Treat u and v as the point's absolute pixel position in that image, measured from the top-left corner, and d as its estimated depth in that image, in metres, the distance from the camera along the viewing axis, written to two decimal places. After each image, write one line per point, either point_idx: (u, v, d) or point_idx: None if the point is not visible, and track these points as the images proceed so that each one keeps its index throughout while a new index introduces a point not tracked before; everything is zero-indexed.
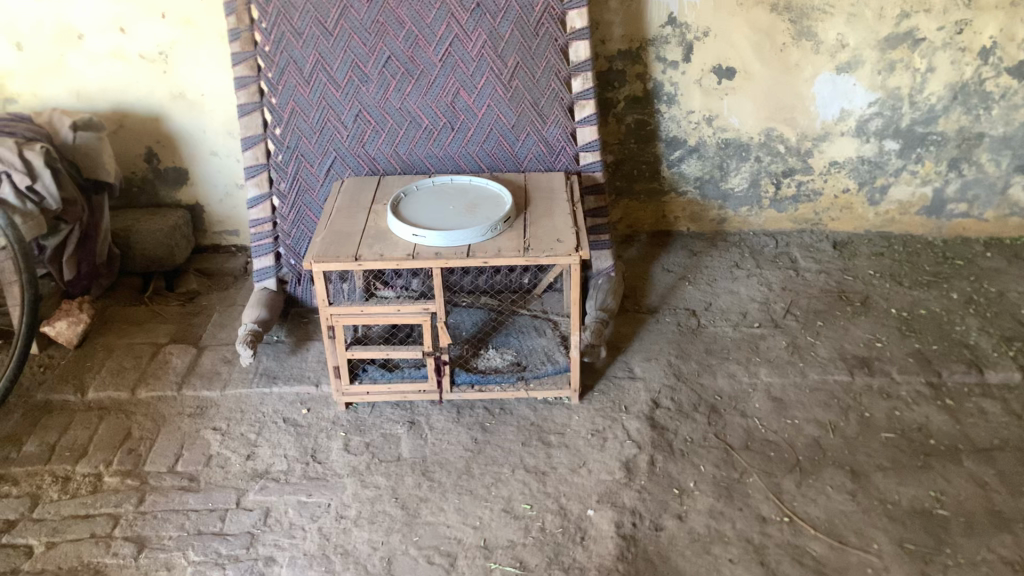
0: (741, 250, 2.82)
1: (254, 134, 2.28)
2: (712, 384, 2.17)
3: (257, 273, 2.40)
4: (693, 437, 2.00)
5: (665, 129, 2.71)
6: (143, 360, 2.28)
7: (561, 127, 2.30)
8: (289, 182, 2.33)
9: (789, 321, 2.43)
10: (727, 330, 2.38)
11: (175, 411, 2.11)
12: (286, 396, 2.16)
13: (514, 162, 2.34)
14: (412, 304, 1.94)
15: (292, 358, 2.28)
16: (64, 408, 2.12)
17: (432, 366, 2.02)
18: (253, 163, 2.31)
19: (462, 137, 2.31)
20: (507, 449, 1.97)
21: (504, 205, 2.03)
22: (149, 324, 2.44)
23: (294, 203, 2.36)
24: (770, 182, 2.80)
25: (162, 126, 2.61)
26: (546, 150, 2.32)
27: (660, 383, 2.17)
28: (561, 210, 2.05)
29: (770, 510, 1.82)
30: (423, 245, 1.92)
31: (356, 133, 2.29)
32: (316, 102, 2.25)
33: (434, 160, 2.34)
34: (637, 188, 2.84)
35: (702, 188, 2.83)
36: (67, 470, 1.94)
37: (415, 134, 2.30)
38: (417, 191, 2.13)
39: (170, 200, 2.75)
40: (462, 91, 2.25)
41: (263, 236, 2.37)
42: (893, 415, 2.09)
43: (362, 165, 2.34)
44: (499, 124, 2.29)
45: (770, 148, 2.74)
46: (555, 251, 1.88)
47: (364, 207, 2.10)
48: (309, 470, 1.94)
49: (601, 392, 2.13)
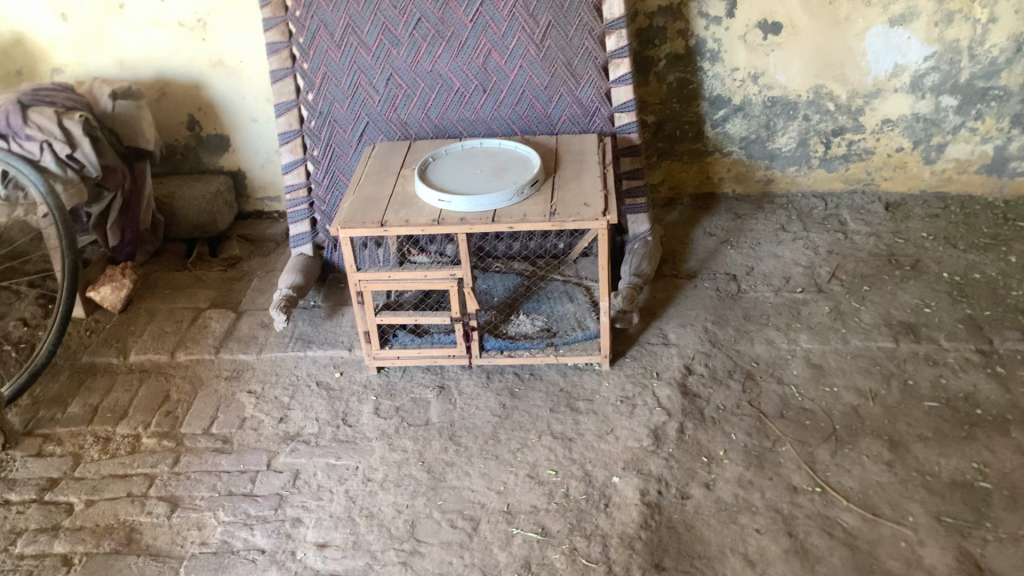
0: (789, 212, 2.71)
1: (287, 100, 2.29)
2: (748, 351, 2.11)
3: (294, 239, 2.42)
4: (726, 404, 1.95)
5: (708, 87, 2.62)
6: (183, 324, 2.32)
7: (595, 87, 2.25)
8: (322, 148, 2.34)
9: (834, 286, 2.33)
10: (768, 295, 2.30)
11: (212, 374, 2.16)
12: (319, 359, 2.17)
13: (547, 125, 2.30)
14: (439, 270, 1.95)
15: (327, 323, 2.30)
16: (108, 370, 2.19)
17: (461, 332, 2.02)
18: (286, 129, 2.32)
19: (495, 99, 2.28)
20: (535, 414, 1.95)
21: (531, 168, 2.00)
22: (190, 289, 2.49)
23: (328, 169, 2.36)
24: (819, 141, 2.69)
25: (202, 94, 2.64)
26: (580, 112, 2.28)
27: (694, 349, 2.11)
28: (591, 173, 2.01)
29: (802, 480, 1.77)
30: (449, 210, 1.91)
31: (387, 97, 2.28)
32: (348, 67, 2.24)
33: (466, 124, 2.32)
34: (680, 149, 2.75)
35: (748, 148, 2.72)
36: (107, 431, 2.00)
37: (447, 98, 2.28)
38: (446, 156, 2.11)
39: (212, 167, 2.79)
40: (494, 52, 2.22)
41: (299, 202, 2.39)
42: (939, 382, 2.01)
43: (394, 130, 2.33)
44: (532, 86, 2.25)
45: (819, 106, 2.63)
46: (582, 216, 1.86)
47: (394, 172, 2.09)
48: (339, 434, 1.96)
49: (632, 358, 2.09)
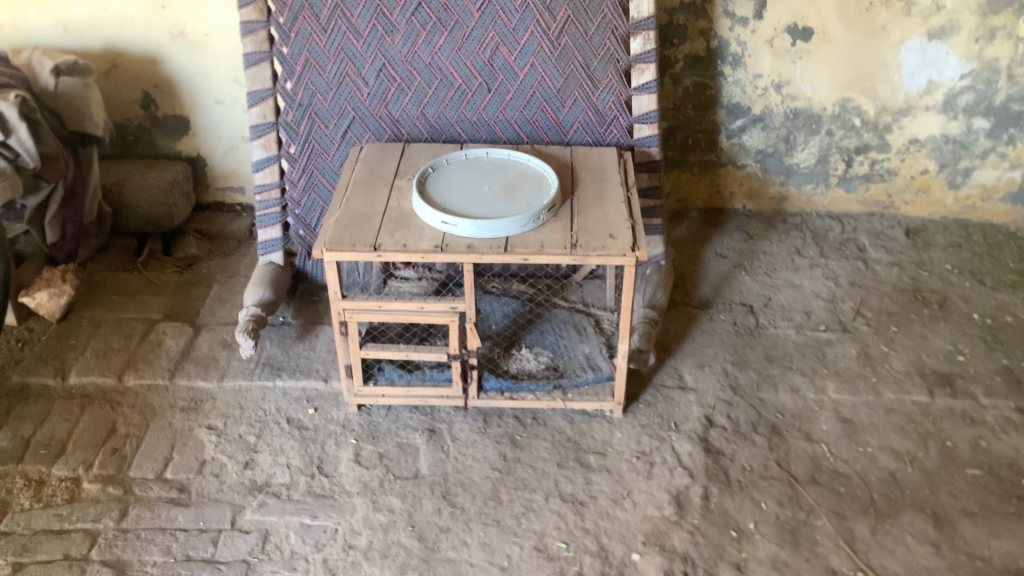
0: (804, 234, 2.50)
1: (262, 88, 1.99)
2: (772, 400, 1.90)
3: (262, 246, 2.13)
4: (753, 465, 1.74)
5: (727, 94, 2.39)
6: (132, 340, 2.03)
7: (614, 94, 2.00)
8: (300, 145, 2.05)
9: (860, 325, 2.13)
10: (789, 333, 2.09)
11: (166, 404, 1.88)
12: (291, 392, 1.91)
13: (557, 132, 2.05)
14: (438, 303, 1.69)
15: (299, 346, 2.02)
16: (42, 394, 1.89)
17: (459, 370, 1.77)
18: (260, 121, 2.02)
19: (500, 100, 2.01)
20: (540, 470, 1.72)
21: (547, 189, 1.75)
22: (141, 295, 2.19)
23: (305, 168, 2.07)
24: (841, 158, 2.48)
25: (160, 69, 2.33)
26: (595, 119, 2.03)
27: (714, 397, 1.89)
28: (614, 196, 1.77)
29: (842, 563, 1.56)
30: (454, 234, 1.66)
31: (378, 91, 2.00)
32: (334, 54, 1.95)
33: (466, 125, 2.05)
34: (691, 159, 2.52)
35: (764, 162, 2.50)
36: (41, 473, 1.72)
37: (446, 95, 2.01)
38: (447, 166, 1.84)
39: (168, 151, 2.48)
40: (503, 47, 1.95)
41: (270, 204, 2.10)
42: (979, 445, 1.81)
43: (384, 129, 2.05)
44: (543, 87, 2.00)
45: (844, 121, 2.42)
46: (609, 249, 1.62)
47: (386, 182, 1.82)
48: (314, 486, 1.70)
49: (647, 404, 1.86)
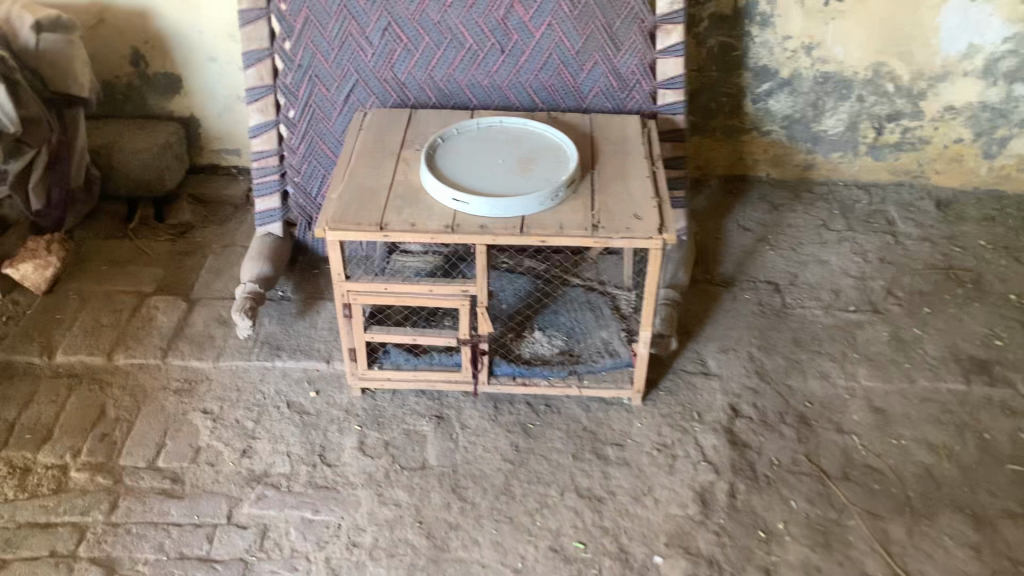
0: (830, 205, 2.37)
1: (259, 48, 1.85)
2: (801, 387, 1.80)
3: (260, 216, 2.00)
4: (781, 459, 1.65)
5: (753, 56, 2.25)
6: (122, 315, 1.92)
7: (637, 57, 1.86)
8: (299, 109, 1.91)
9: (891, 306, 2.02)
10: (817, 314, 1.99)
11: (159, 385, 1.78)
12: (290, 373, 1.80)
13: (574, 97, 1.92)
14: (448, 285, 1.58)
15: (299, 323, 1.91)
16: (27, 373, 1.79)
17: (469, 355, 1.66)
18: (256, 84, 1.89)
19: (514, 63, 1.88)
20: (555, 462, 1.62)
21: (566, 163, 1.64)
22: (132, 266, 2.08)
23: (304, 134, 1.94)
24: (871, 126, 2.35)
25: (151, 24, 2.20)
26: (616, 84, 1.89)
27: (739, 384, 1.79)
28: (638, 171, 1.66)
29: (876, 567, 1.47)
30: (466, 213, 1.55)
31: (383, 52, 1.87)
32: (336, 11, 1.82)
33: (476, 89, 1.92)
34: (714, 125, 2.37)
35: (790, 128, 2.36)
36: (25, 460, 1.62)
37: (455, 56, 1.88)
38: (458, 135, 1.72)
39: (160, 110, 2.34)
40: (518, 5, 1.81)
41: (267, 172, 1.97)
42: (1018, 438, 1.70)
43: (389, 93, 1.92)
44: (560, 49, 1.86)
45: (876, 87, 2.28)
46: (633, 231, 1.51)
47: (393, 154, 1.70)
48: (316, 477, 1.60)
49: (668, 392, 1.76)
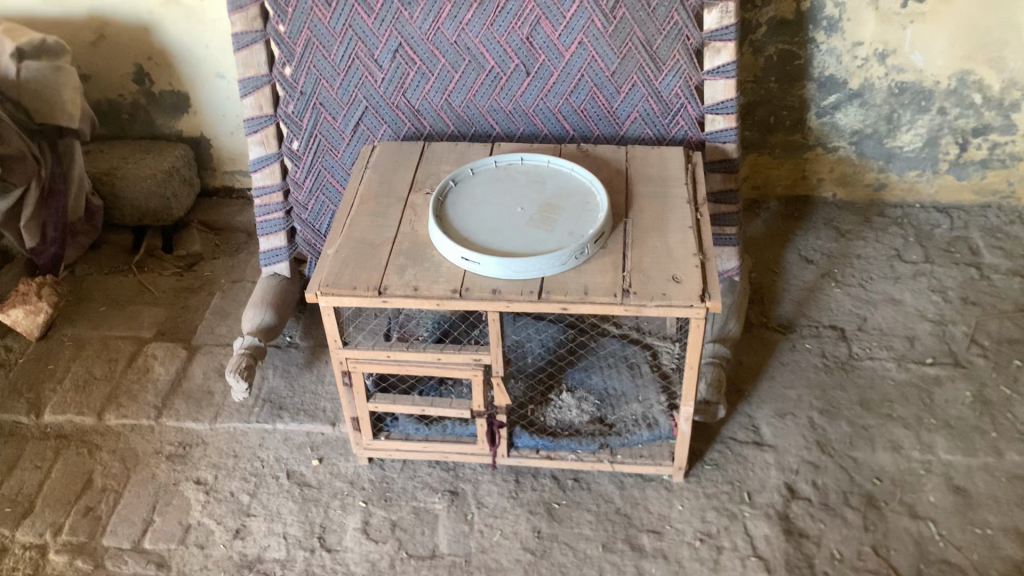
0: (905, 231, 2.10)
1: (257, 75, 1.67)
2: (869, 461, 1.57)
3: (264, 256, 1.83)
4: (844, 553, 1.42)
5: (819, 66, 1.98)
6: (117, 367, 1.78)
7: (681, 78, 1.63)
8: (304, 140, 1.73)
9: (976, 358, 1.76)
10: (889, 367, 1.75)
11: (151, 449, 1.62)
12: (292, 437, 1.63)
13: (609, 123, 1.70)
14: (458, 354, 1.38)
15: (305, 377, 1.74)
16: (13, 434, 1.65)
17: (484, 428, 1.47)
18: (256, 114, 1.70)
19: (541, 85, 1.67)
20: (581, 553, 1.43)
21: (594, 212, 1.42)
22: (133, 307, 1.93)
23: (311, 167, 1.76)
24: (953, 141, 2.07)
25: (153, 41, 2.03)
26: (657, 108, 1.67)
27: (797, 458, 1.57)
28: (679, 219, 1.43)
29: None
30: (478, 273, 1.35)
31: (394, 76, 1.68)
32: (341, 32, 1.62)
33: (499, 115, 1.71)
34: (772, 141, 2.12)
35: (860, 145, 2.10)
36: (2, 539, 1.49)
37: (475, 80, 1.67)
38: (473, 177, 1.52)
39: (169, 131, 2.19)
40: (544, 22, 1.59)
41: (271, 209, 1.79)
42: None
43: (402, 120, 1.73)
44: (593, 69, 1.64)
45: (960, 98, 2.00)
46: (669, 296, 1.29)
47: (400, 198, 1.51)
48: (313, 564, 1.43)
49: (714, 466, 1.56)
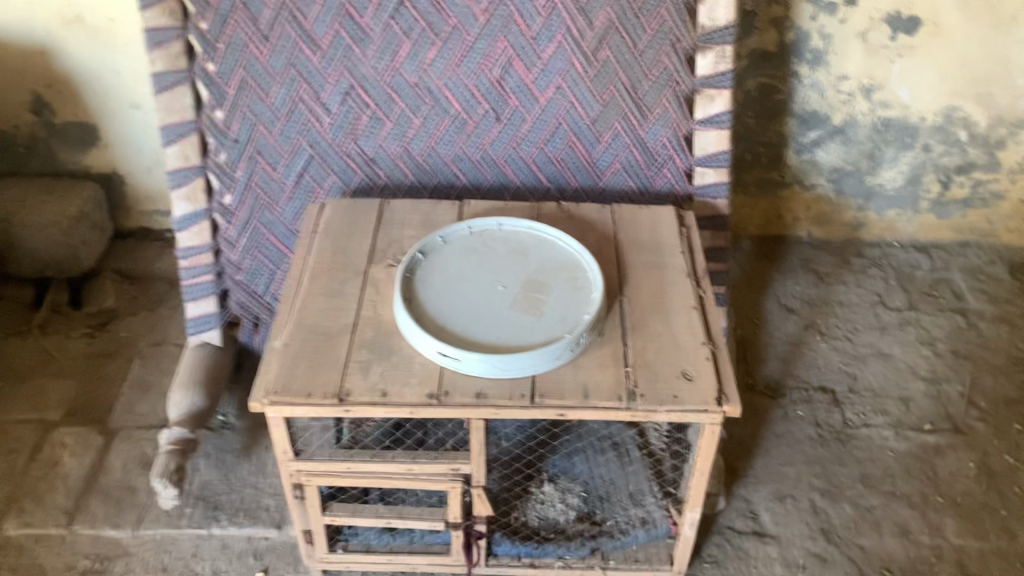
0: (887, 274, 1.98)
1: (182, 121, 1.41)
2: (877, 550, 1.44)
3: (192, 323, 1.58)
4: None
5: (801, 100, 1.83)
6: (19, 461, 1.52)
7: (669, 127, 1.45)
8: (238, 194, 1.49)
9: (975, 423, 1.65)
10: (887, 436, 1.62)
11: (62, 565, 1.38)
12: (232, 545, 1.41)
13: (588, 175, 1.51)
14: (433, 464, 1.19)
15: (244, 468, 1.52)
16: None
17: (461, 539, 1.28)
18: (181, 165, 1.45)
19: (513, 133, 1.47)
20: None
21: (586, 291, 1.23)
22: (37, 382, 1.67)
23: (246, 225, 1.52)
24: (936, 178, 1.94)
25: (54, 66, 1.76)
26: (642, 159, 1.49)
27: (802, 550, 1.43)
28: (682, 297, 1.26)
29: None
30: (457, 371, 1.15)
31: (344, 121, 1.45)
32: (281, 72, 1.39)
33: (465, 165, 1.50)
34: (748, 178, 1.96)
35: (840, 182, 1.95)
36: None
37: (438, 126, 1.46)
38: (444, 246, 1.30)
39: (73, 166, 1.91)
40: (518, 62, 1.40)
41: (199, 272, 1.54)
42: None
43: (353, 170, 1.50)
44: (572, 116, 1.45)
45: (945, 134, 1.87)
46: (682, 399, 1.12)
47: (358, 272, 1.29)
48: None
49: (713, 564, 1.41)
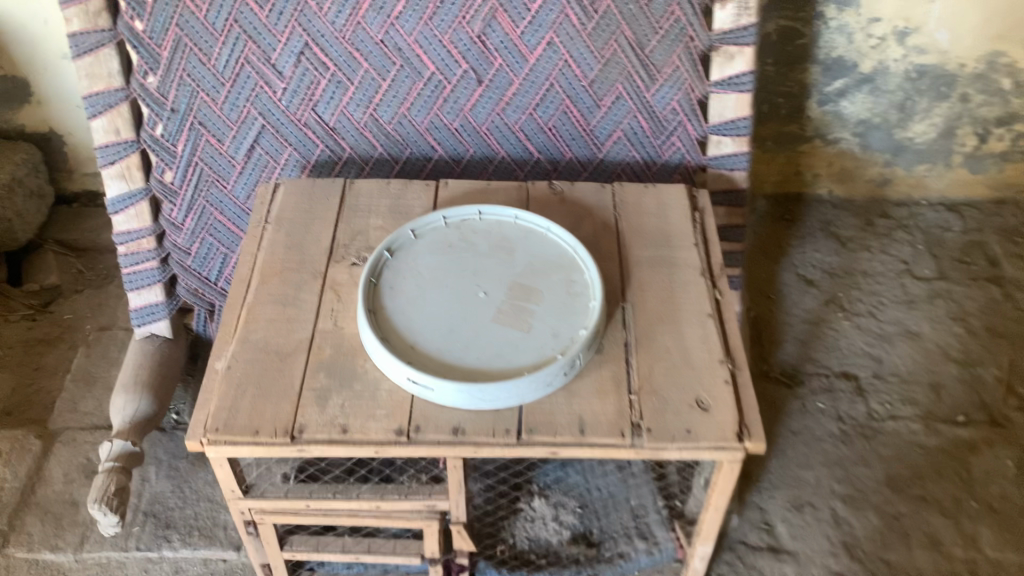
0: (914, 238, 1.79)
1: (109, 89, 1.20)
2: (906, 566, 1.29)
3: (136, 314, 1.40)
4: None
5: (826, 45, 1.60)
6: None
7: (680, 90, 1.24)
8: (181, 171, 1.29)
9: (1014, 413, 1.49)
10: (915, 431, 1.46)
11: None
12: (185, 570, 1.26)
13: (584, 144, 1.31)
14: (406, 503, 1.03)
15: (200, 477, 1.36)
16: None
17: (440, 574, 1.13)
18: (112, 139, 1.24)
19: (497, 97, 1.26)
20: None
21: (583, 299, 1.05)
22: None
23: (191, 205, 1.32)
24: (973, 132, 1.73)
25: None
26: (647, 126, 1.28)
27: (823, 569, 1.28)
28: (695, 302, 1.07)
29: None
30: (429, 401, 0.97)
31: (299, 86, 1.24)
32: (223, 30, 1.17)
33: (442, 134, 1.30)
34: (763, 132, 1.75)
35: (866, 136, 1.74)
36: None
37: (409, 90, 1.25)
38: (415, 242, 1.11)
39: (5, 126, 1.70)
40: (502, 15, 1.18)
41: (140, 258, 1.35)
42: None
43: (312, 141, 1.30)
44: (566, 77, 1.24)
45: (988, 83, 1.65)
46: (696, 437, 0.94)
47: (315, 273, 1.10)
48: None
49: None
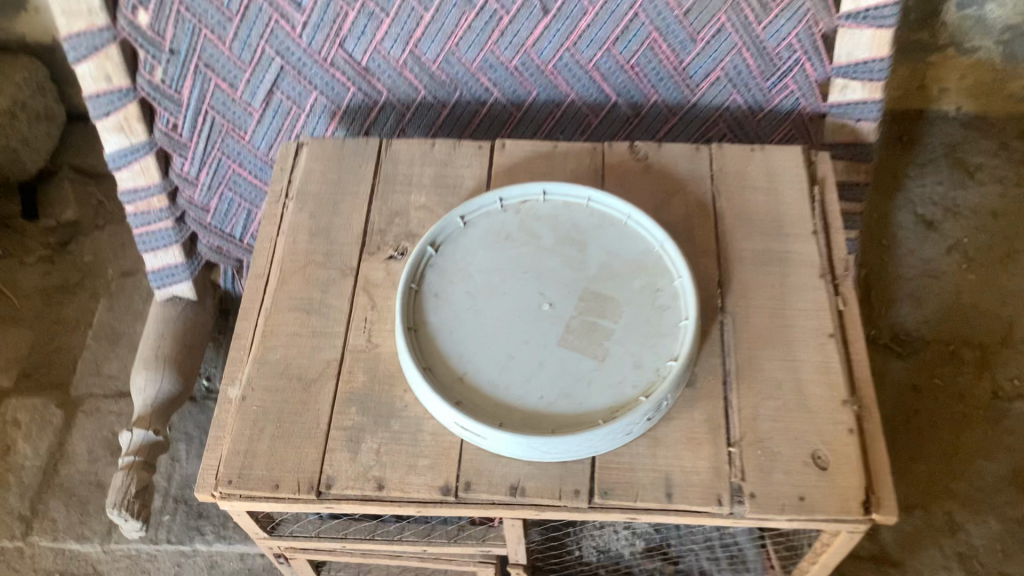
0: None
1: (94, 29, 0.96)
2: None
3: (155, 276, 1.23)
4: None
5: None
6: None
7: (800, 21, 0.97)
8: (189, 122, 1.08)
9: None
10: None
11: None
12: (221, 565, 1.23)
13: (674, 85, 1.06)
14: (457, 547, 0.89)
15: None
16: None
17: None
18: (105, 88, 1.02)
19: (567, 30, 1.01)
20: None
21: (672, 314, 0.84)
22: None
23: (205, 158, 1.12)
24: None
25: None
26: (755, 64, 1.02)
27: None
28: (812, 317, 0.86)
29: None
30: (482, 448, 0.80)
31: (323, 20, 1.00)
32: None
33: (498, 74, 1.06)
34: None
35: (1012, 43, 1.43)
36: None
37: (457, 22, 1.01)
38: (465, 232, 0.91)
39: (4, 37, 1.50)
40: None
41: (153, 218, 1.17)
42: None
43: (342, 84, 1.07)
44: (654, 4, 0.97)
45: None
46: (811, 505, 0.76)
47: (346, 269, 0.92)
48: None
49: None
